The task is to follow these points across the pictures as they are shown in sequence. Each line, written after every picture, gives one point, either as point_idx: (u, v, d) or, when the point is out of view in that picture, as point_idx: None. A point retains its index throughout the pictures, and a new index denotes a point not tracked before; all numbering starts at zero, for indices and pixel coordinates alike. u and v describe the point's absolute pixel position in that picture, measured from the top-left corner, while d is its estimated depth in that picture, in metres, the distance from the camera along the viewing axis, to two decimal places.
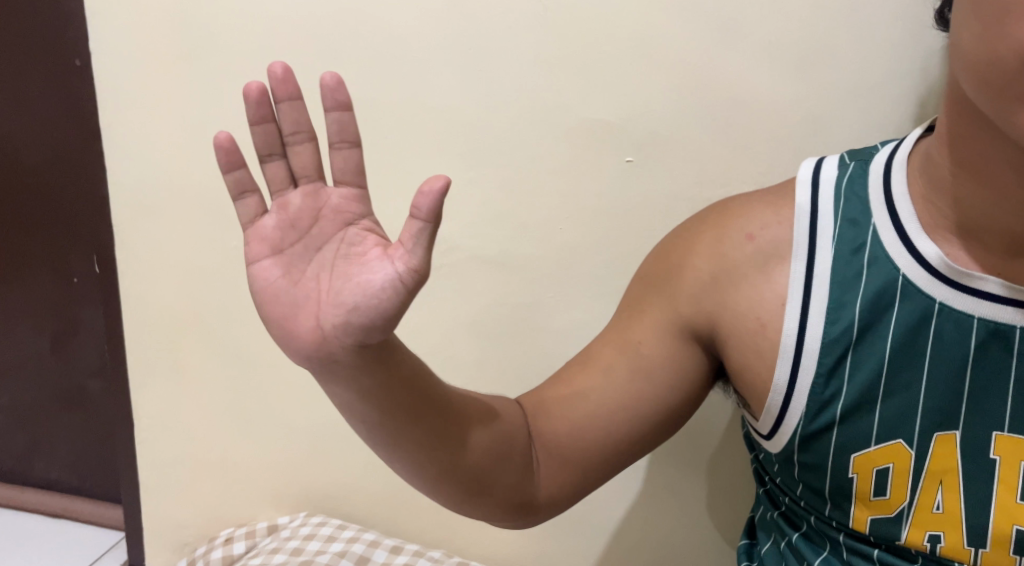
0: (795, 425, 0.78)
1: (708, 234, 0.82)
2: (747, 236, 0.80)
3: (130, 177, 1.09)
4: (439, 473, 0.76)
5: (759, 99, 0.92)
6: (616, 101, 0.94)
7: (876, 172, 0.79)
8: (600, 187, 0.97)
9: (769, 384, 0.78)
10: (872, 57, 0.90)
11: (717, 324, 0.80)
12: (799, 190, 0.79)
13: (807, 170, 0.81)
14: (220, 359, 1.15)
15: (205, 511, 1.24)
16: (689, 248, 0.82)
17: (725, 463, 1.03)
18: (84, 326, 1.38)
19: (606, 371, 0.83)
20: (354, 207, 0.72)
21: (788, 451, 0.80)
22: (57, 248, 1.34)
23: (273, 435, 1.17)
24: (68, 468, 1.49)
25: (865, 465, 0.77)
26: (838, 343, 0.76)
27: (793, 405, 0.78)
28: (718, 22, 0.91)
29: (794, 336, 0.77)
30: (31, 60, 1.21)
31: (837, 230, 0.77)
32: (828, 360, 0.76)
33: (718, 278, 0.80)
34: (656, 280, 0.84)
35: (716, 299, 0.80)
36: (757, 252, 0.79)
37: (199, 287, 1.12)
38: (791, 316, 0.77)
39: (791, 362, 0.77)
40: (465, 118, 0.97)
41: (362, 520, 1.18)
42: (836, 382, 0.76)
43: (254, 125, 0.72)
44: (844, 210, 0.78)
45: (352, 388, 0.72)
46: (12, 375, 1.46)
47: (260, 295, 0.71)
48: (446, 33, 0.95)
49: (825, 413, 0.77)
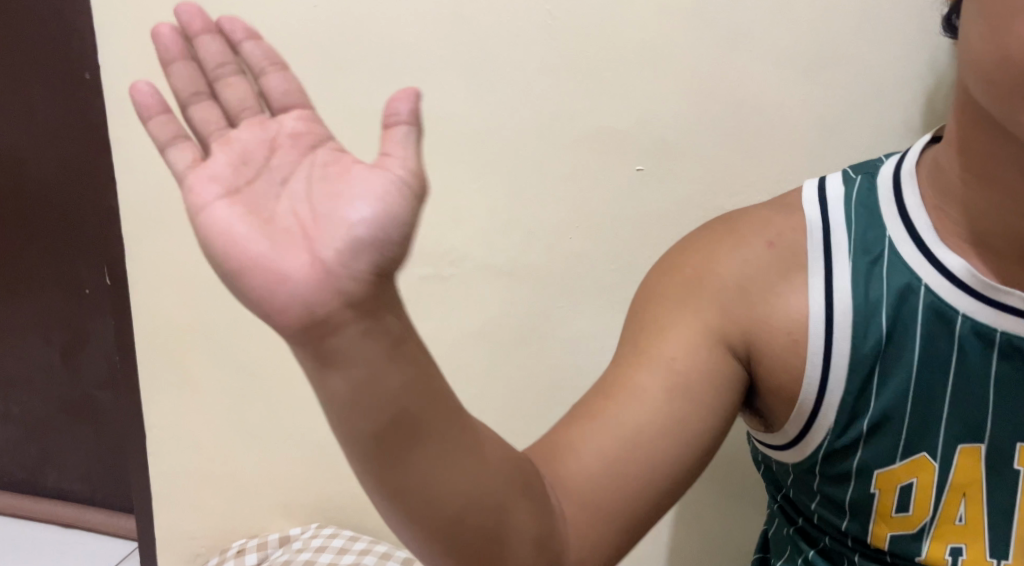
0: (821, 440, 0.76)
1: (725, 239, 0.78)
2: (766, 243, 0.77)
3: (139, 189, 1.09)
4: (455, 514, 0.61)
5: (771, 105, 0.92)
6: (627, 109, 0.94)
7: (884, 184, 0.78)
8: (611, 196, 0.97)
9: (794, 401, 0.76)
10: (884, 63, 0.89)
11: (754, 334, 0.75)
12: (808, 207, 0.78)
13: (811, 188, 0.79)
14: (231, 369, 1.14)
15: (217, 522, 1.24)
16: (710, 254, 0.77)
17: (739, 482, 1.03)
18: (95, 337, 1.38)
19: (641, 394, 0.70)
20: (314, 130, 0.64)
21: (809, 465, 0.78)
22: (67, 259, 1.34)
23: (284, 446, 1.16)
24: (79, 478, 1.49)
25: (888, 482, 0.76)
26: (865, 358, 0.74)
27: (819, 421, 0.76)
28: (728, 28, 0.90)
29: (820, 353, 0.74)
30: (40, 73, 1.22)
31: (851, 245, 0.76)
32: (857, 377, 0.74)
33: (744, 287, 0.75)
34: (680, 291, 0.75)
35: (746, 308, 0.75)
36: (777, 259, 0.76)
37: (209, 299, 1.11)
38: (816, 333, 0.74)
39: (818, 380, 0.74)
40: (473, 126, 0.97)
41: (374, 531, 1.18)
42: (864, 397, 0.75)
43: (168, 67, 0.66)
44: (857, 225, 0.76)
45: (348, 360, 0.59)
46: (22, 385, 1.46)
47: (215, 242, 0.59)
48: (453, 41, 0.95)
49: (851, 429, 0.75)
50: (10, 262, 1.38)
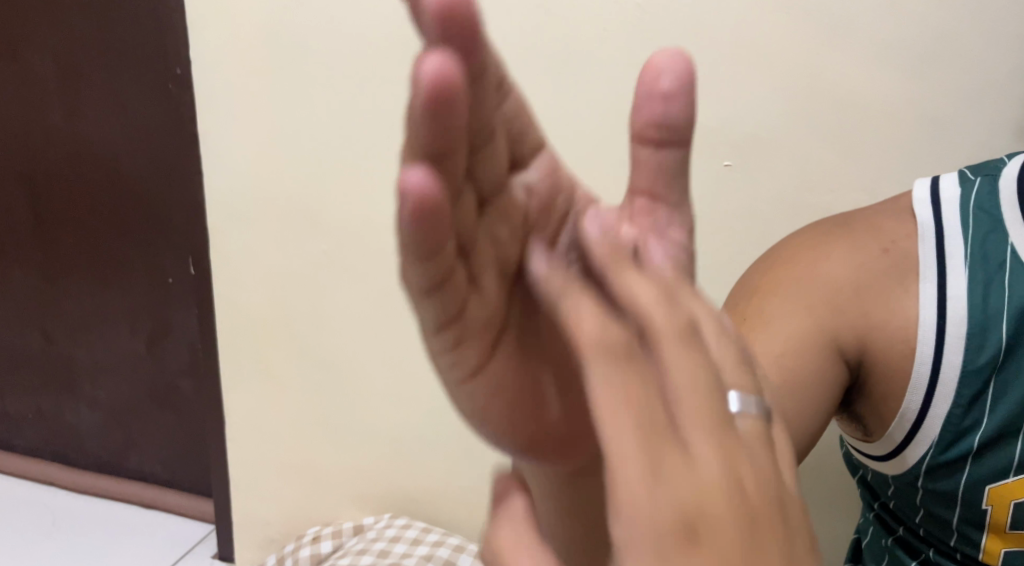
0: (923, 453, 0.74)
1: (836, 245, 0.75)
2: (882, 248, 0.75)
3: (226, 180, 1.11)
4: None
5: (876, 97, 0.90)
6: (714, 102, 0.93)
7: (1007, 188, 0.75)
8: (701, 192, 0.96)
9: (897, 409, 0.74)
10: (1000, 55, 0.87)
11: (868, 341, 0.72)
12: (919, 207, 0.76)
13: (923, 188, 0.77)
14: (309, 360, 1.16)
15: (292, 510, 1.26)
16: (820, 258, 0.74)
17: (836, 487, 1.02)
18: (179, 326, 1.42)
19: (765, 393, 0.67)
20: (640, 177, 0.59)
21: (911, 476, 0.76)
22: (154, 251, 1.38)
23: (359, 437, 1.18)
24: (162, 461, 1.54)
25: (1002, 497, 0.74)
26: (980, 372, 0.72)
27: (923, 432, 0.74)
28: (834, 20, 0.88)
29: (930, 362, 0.72)
30: (135, 72, 1.26)
31: (969, 252, 0.74)
32: (968, 392, 0.73)
33: (858, 287, 0.73)
34: (812, 294, 0.72)
35: (863, 313, 0.72)
36: (894, 266, 0.74)
37: (289, 290, 1.13)
38: (926, 340, 0.72)
39: (925, 390, 0.72)
40: (555, 120, 0.97)
41: (446, 524, 1.20)
42: (975, 412, 0.73)
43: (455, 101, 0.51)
44: (977, 230, 0.74)
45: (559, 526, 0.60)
46: (110, 370, 1.51)
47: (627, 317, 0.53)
48: (535, 33, 0.95)
49: (958, 445, 0.74)
50: (97, 252, 1.42)
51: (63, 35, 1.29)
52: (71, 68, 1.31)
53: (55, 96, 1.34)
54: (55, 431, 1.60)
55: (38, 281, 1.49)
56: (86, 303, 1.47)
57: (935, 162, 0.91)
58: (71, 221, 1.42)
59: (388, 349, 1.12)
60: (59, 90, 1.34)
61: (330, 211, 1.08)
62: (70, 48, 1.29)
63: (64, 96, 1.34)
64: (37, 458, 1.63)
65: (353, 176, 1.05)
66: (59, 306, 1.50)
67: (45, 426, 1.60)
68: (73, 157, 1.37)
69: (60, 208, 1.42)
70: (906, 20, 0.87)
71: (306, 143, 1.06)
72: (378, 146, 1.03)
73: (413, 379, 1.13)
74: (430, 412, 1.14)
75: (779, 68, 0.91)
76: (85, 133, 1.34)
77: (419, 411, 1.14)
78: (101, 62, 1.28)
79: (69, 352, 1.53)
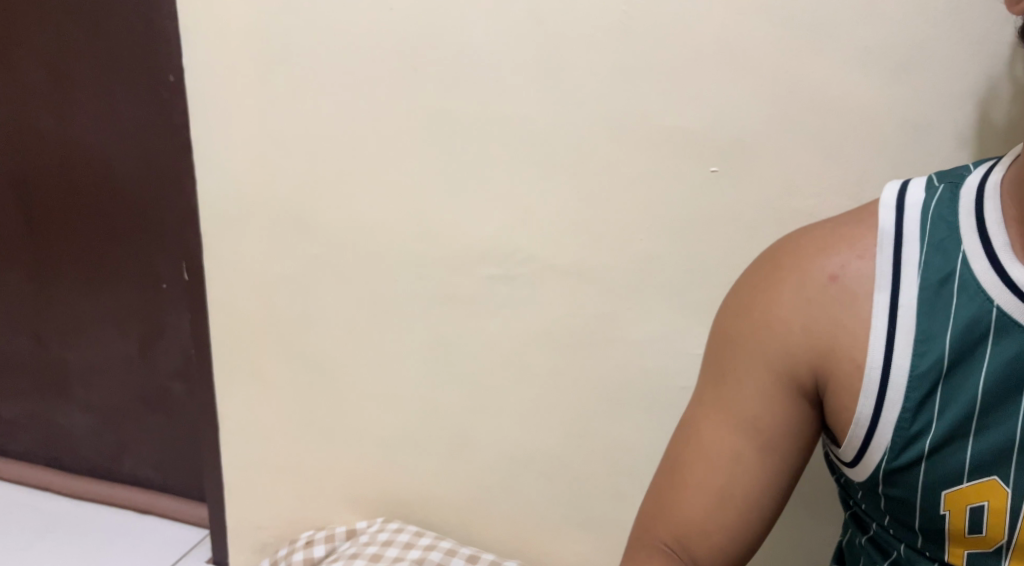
0: (878, 459, 0.75)
1: (787, 283, 0.77)
2: (829, 277, 0.75)
3: (217, 185, 1.12)
4: None
5: (853, 99, 0.91)
6: (698, 105, 0.94)
7: (967, 195, 0.74)
8: (684, 195, 0.97)
9: (851, 417, 0.75)
10: (974, 58, 0.88)
11: (819, 381, 0.76)
12: (882, 213, 0.75)
13: (890, 193, 0.77)
14: (300, 363, 1.17)
15: (284, 513, 1.26)
16: (772, 303, 0.77)
17: (823, 488, 1.02)
18: (171, 330, 1.43)
19: (731, 456, 0.79)
20: None
21: (872, 482, 0.77)
22: (146, 255, 1.38)
23: (350, 438, 1.19)
24: (156, 465, 1.54)
25: (958, 502, 0.74)
26: (926, 377, 0.73)
27: (876, 439, 0.74)
28: (812, 23, 0.90)
29: (879, 368, 0.73)
30: (127, 77, 1.27)
31: (922, 259, 0.73)
32: (915, 396, 0.73)
33: (809, 330, 0.75)
34: (767, 350, 0.77)
35: (811, 357, 0.75)
36: (841, 295, 0.75)
37: (280, 293, 1.14)
38: (875, 348, 0.73)
39: (875, 396, 0.73)
40: (542, 124, 0.98)
41: (438, 527, 1.20)
42: (924, 417, 0.73)
43: None
44: (933, 237, 0.73)
45: None
46: (104, 374, 1.51)
47: None
48: (524, 38, 0.96)
49: (910, 450, 0.74)
50: (91, 258, 1.43)
51: (57, 41, 1.30)
52: (64, 72, 1.32)
53: (47, 100, 1.35)
54: (50, 436, 1.60)
55: (32, 285, 1.50)
56: (81, 308, 1.48)
57: (915, 167, 0.92)
58: (64, 225, 1.42)
59: (378, 352, 1.13)
60: (53, 95, 1.34)
61: (320, 215, 1.09)
62: (64, 53, 1.30)
63: (55, 102, 1.34)
64: (31, 463, 1.63)
65: (343, 180, 1.07)
66: (53, 311, 1.50)
67: (40, 432, 1.61)
68: (66, 162, 1.38)
69: (53, 213, 1.42)
70: (882, 24, 0.89)
71: (295, 148, 1.07)
72: (368, 151, 1.05)
73: (402, 381, 1.13)
74: (421, 414, 1.14)
75: (759, 72, 0.92)
76: (77, 136, 1.35)
77: (409, 413, 1.15)
78: (92, 67, 1.29)
79: (63, 357, 1.53)
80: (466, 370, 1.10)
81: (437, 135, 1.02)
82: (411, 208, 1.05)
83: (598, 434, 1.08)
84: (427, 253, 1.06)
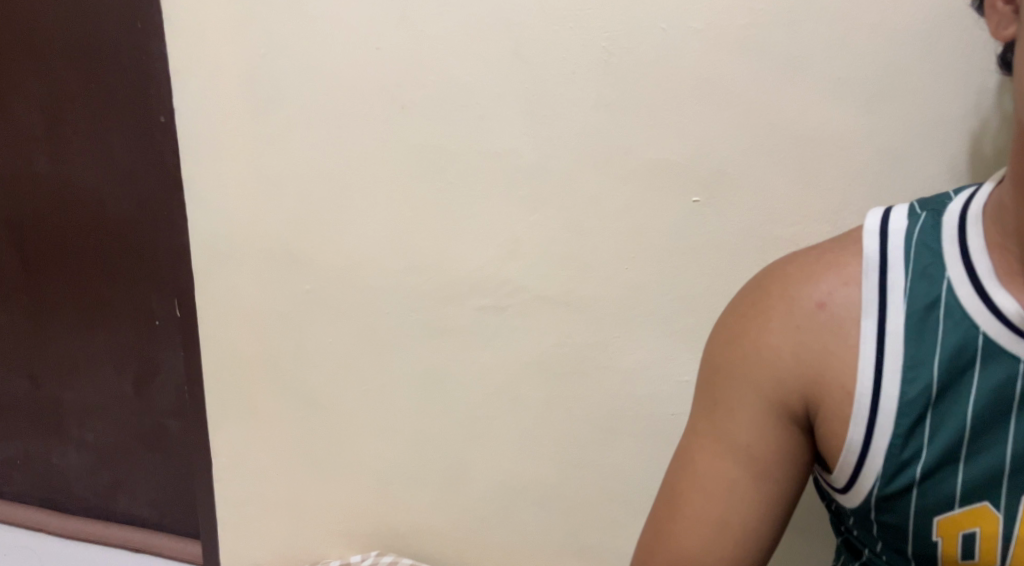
0: (870, 486, 0.75)
1: (776, 309, 0.77)
2: (817, 303, 0.76)
3: (209, 223, 1.12)
4: None
5: (833, 129, 0.92)
6: (682, 137, 0.95)
7: (950, 222, 0.75)
8: (670, 224, 0.98)
9: (842, 444, 0.75)
10: (949, 89, 0.90)
11: (811, 407, 0.76)
12: (866, 240, 0.76)
13: (874, 219, 0.77)
14: (292, 398, 1.17)
15: (278, 548, 1.25)
16: (762, 329, 0.77)
17: (816, 513, 1.01)
18: (166, 367, 1.42)
19: (727, 481, 0.79)
20: None
21: (864, 509, 0.77)
22: (141, 292, 1.38)
23: (343, 472, 1.18)
24: (152, 503, 1.53)
25: (950, 529, 0.74)
26: (916, 403, 0.73)
27: (868, 465, 0.75)
28: (791, 56, 0.91)
29: (869, 394, 0.74)
30: (121, 117, 1.28)
31: (909, 285, 0.74)
32: (906, 422, 0.73)
33: (799, 356, 0.76)
34: (759, 378, 0.77)
35: (802, 383, 0.76)
36: (830, 321, 0.75)
37: (272, 328, 1.14)
38: (864, 374, 0.74)
39: (866, 423, 0.74)
40: (530, 159, 0.99)
41: (434, 560, 1.19)
42: (914, 444, 0.74)
43: None
44: (918, 263, 0.74)
45: None
46: (99, 412, 1.51)
47: None
48: (509, 76, 0.97)
49: (901, 476, 0.74)
50: (85, 296, 1.43)
51: (50, 86, 1.31)
52: (57, 116, 1.33)
53: (40, 143, 1.36)
54: (45, 477, 1.59)
55: (26, 325, 1.49)
56: (75, 348, 1.48)
57: (896, 194, 0.93)
58: (58, 264, 1.42)
59: (371, 384, 1.13)
60: (45, 138, 1.35)
61: (312, 250, 1.09)
62: (58, 96, 1.31)
63: (49, 145, 1.35)
64: (25, 504, 1.62)
65: (333, 216, 1.07)
66: (47, 350, 1.50)
67: (36, 473, 1.60)
68: (59, 203, 1.38)
69: (47, 253, 1.42)
70: (861, 55, 0.90)
71: (284, 185, 1.08)
72: (357, 188, 1.05)
73: (395, 415, 1.13)
74: (414, 447, 1.14)
75: (741, 103, 0.93)
76: (70, 178, 1.36)
77: (402, 446, 1.14)
78: (86, 110, 1.30)
79: (58, 396, 1.52)
80: (459, 402, 1.10)
81: (426, 169, 1.02)
82: (401, 243, 1.06)
83: (592, 463, 1.08)
84: (419, 286, 1.07)
